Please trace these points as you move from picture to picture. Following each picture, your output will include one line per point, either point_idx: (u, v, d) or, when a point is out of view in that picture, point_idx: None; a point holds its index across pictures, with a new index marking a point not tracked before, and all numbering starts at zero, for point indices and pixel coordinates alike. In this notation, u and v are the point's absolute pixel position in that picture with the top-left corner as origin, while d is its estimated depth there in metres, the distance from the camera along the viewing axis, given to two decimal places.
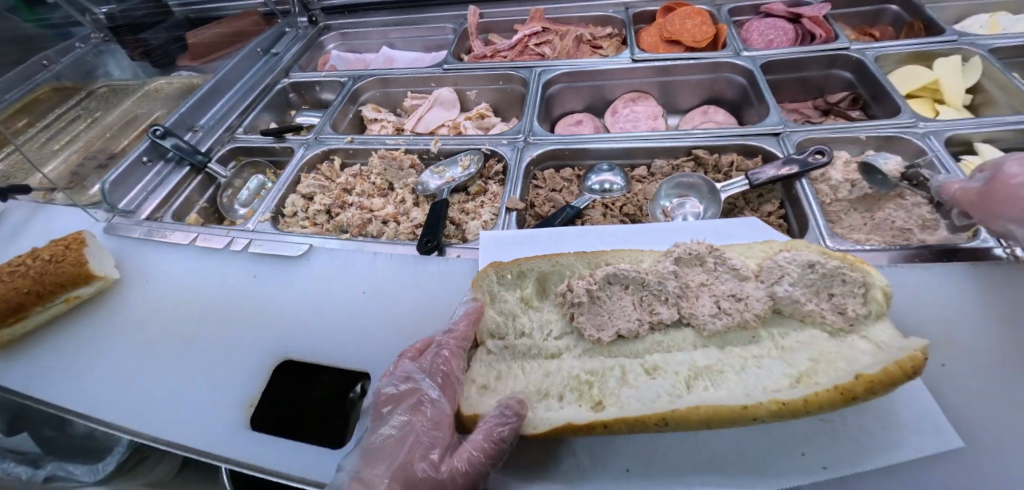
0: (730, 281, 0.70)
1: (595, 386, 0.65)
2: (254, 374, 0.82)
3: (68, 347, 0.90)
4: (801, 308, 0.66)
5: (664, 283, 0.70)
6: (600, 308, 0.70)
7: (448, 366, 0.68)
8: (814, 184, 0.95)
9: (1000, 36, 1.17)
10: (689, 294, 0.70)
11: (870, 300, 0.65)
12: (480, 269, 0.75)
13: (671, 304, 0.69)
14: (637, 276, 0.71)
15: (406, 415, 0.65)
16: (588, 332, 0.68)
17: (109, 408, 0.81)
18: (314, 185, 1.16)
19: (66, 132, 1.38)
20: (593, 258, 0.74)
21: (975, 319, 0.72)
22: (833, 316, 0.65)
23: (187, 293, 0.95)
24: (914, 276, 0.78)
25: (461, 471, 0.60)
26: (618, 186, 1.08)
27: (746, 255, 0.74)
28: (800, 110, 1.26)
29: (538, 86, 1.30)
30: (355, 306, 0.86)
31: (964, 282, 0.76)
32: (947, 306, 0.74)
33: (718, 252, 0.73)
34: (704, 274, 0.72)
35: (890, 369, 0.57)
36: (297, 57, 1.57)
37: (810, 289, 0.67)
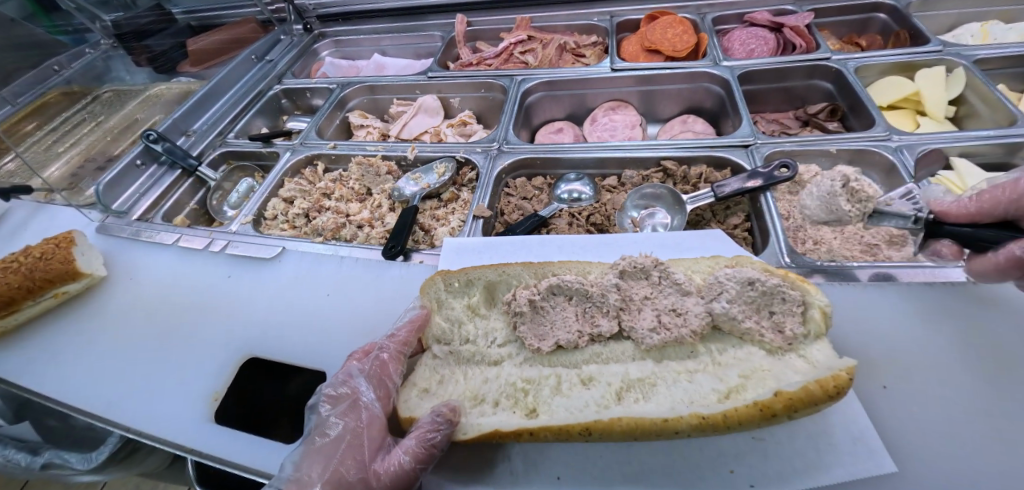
0: (672, 295, 0.71)
1: (530, 394, 0.67)
2: (219, 370, 0.85)
3: (54, 341, 0.95)
4: (738, 325, 0.66)
5: (606, 296, 0.71)
6: (542, 318, 0.71)
7: (386, 369, 0.71)
8: (777, 199, 0.95)
9: (986, 47, 1.15)
10: (631, 307, 0.71)
11: (809, 319, 0.65)
12: (429, 276, 0.78)
13: (612, 317, 0.70)
14: (580, 288, 0.72)
15: (341, 416, 0.66)
16: (528, 342, 0.70)
17: (86, 400, 0.86)
18: (295, 190, 1.19)
19: (71, 134, 1.45)
20: (541, 268, 0.76)
21: (915, 342, 0.72)
22: (772, 334, 0.66)
23: (166, 291, 0.99)
24: (859, 295, 0.79)
25: (391, 473, 0.62)
26: (587, 195, 1.09)
27: (692, 269, 0.75)
28: (780, 120, 1.25)
29: (517, 95, 1.32)
30: (318, 310, 0.89)
31: (909, 304, 0.77)
32: (888, 328, 0.75)
33: (663, 265, 0.73)
34: (648, 287, 0.72)
35: (812, 388, 0.58)
36: (290, 63, 1.62)
37: (750, 305, 0.67)
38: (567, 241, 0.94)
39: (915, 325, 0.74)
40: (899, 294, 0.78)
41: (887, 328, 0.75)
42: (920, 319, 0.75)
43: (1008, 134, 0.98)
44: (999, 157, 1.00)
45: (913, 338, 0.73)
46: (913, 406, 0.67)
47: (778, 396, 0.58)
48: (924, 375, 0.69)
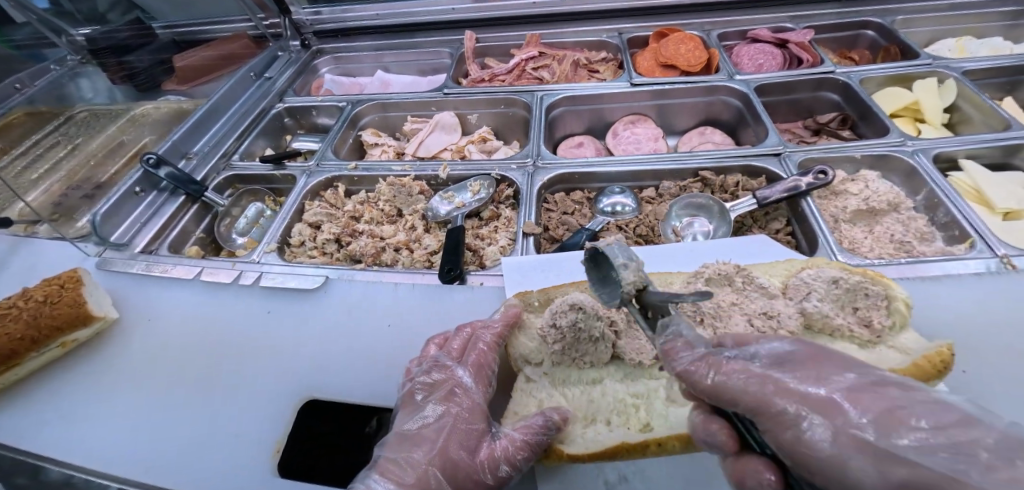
0: (760, 300, 0.72)
1: (642, 408, 0.65)
2: (276, 415, 0.78)
3: (64, 395, 0.83)
4: (832, 322, 0.68)
5: (698, 305, 0.71)
6: (638, 331, 0.69)
7: (484, 357, 0.68)
8: (819, 203, 0.98)
9: (969, 59, 1.26)
10: (724, 315, 0.71)
11: (893, 312, 0.68)
12: (510, 297, 0.75)
13: (707, 326, 0.70)
14: (670, 299, 0.72)
15: (441, 404, 0.65)
16: (629, 355, 0.67)
17: (117, 461, 0.75)
18: (321, 214, 1.13)
19: (43, 158, 1.28)
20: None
21: (974, 331, 0.77)
22: (861, 330, 0.67)
23: (194, 330, 0.90)
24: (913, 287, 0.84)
25: (498, 461, 0.61)
26: (630, 208, 1.09)
27: (770, 273, 0.76)
28: (791, 130, 1.32)
29: (540, 110, 1.32)
30: (379, 339, 0.84)
31: (958, 292, 0.82)
32: (945, 316, 0.80)
33: (745, 271, 0.74)
34: (734, 293, 0.73)
35: (920, 368, 0.61)
36: (290, 81, 1.54)
37: (839, 306, 0.69)
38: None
39: (968, 312, 0.80)
40: (947, 282, 0.84)
41: (943, 316, 0.80)
42: (971, 306, 0.80)
43: (1006, 137, 1.06)
44: (1000, 158, 1.08)
45: (969, 324, 0.79)
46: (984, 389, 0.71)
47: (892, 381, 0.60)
48: (985, 360, 0.75)
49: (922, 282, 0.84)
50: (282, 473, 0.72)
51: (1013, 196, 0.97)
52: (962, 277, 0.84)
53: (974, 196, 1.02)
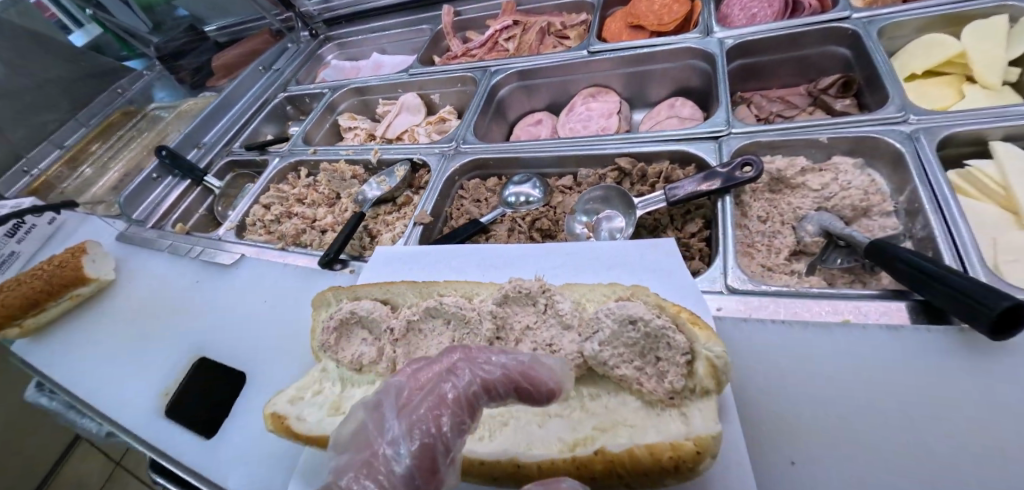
0: (553, 328, 0.62)
1: None
2: (172, 371, 0.95)
3: (70, 334, 1.13)
4: (611, 371, 0.56)
5: (480, 325, 0.64)
6: (417, 341, 0.67)
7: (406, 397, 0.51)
8: (734, 203, 0.80)
9: None
10: (508, 332, 0.64)
11: (696, 373, 0.53)
12: (320, 291, 0.76)
13: (484, 347, 0.64)
14: (458, 312, 0.65)
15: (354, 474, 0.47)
16: (396, 366, 0.66)
17: (79, 386, 1.01)
18: (273, 196, 1.27)
19: (124, 150, 1.71)
20: (425, 288, 0.71)
21: (866, 406, 0.55)
22: (650, 386, 0.54)
23: (154, 291, 1.13)
24: (799, 336, 0.62)
25: None
26: (535, 198, 1.01)
27: (586, 297, 0.65)
28: (786, 98, 1.03)
29: (485, 88, 1.25)
30: (255, 316, 0.94)
31: (864, 350, 0.59)
32: (824, 385, 0.58)
33: (551, 292, 0.64)
34: (534, 315, 0.64)
35: (638, 453, 0.50)
36: (296, 70, 1.69)
37: (628, 348, 0.55)
38: (491, 252, 0.88)
39: (864, 383, 0.57)
40: (855, 331, 0.60)
41: (823, 387, 0.58)
42: (875, 377, 0.57)
43: None
44: None
45: (857, 402, 0.56)
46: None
47: (602, 459, 0.51)
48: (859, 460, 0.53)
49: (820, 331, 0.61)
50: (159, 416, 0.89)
51: None
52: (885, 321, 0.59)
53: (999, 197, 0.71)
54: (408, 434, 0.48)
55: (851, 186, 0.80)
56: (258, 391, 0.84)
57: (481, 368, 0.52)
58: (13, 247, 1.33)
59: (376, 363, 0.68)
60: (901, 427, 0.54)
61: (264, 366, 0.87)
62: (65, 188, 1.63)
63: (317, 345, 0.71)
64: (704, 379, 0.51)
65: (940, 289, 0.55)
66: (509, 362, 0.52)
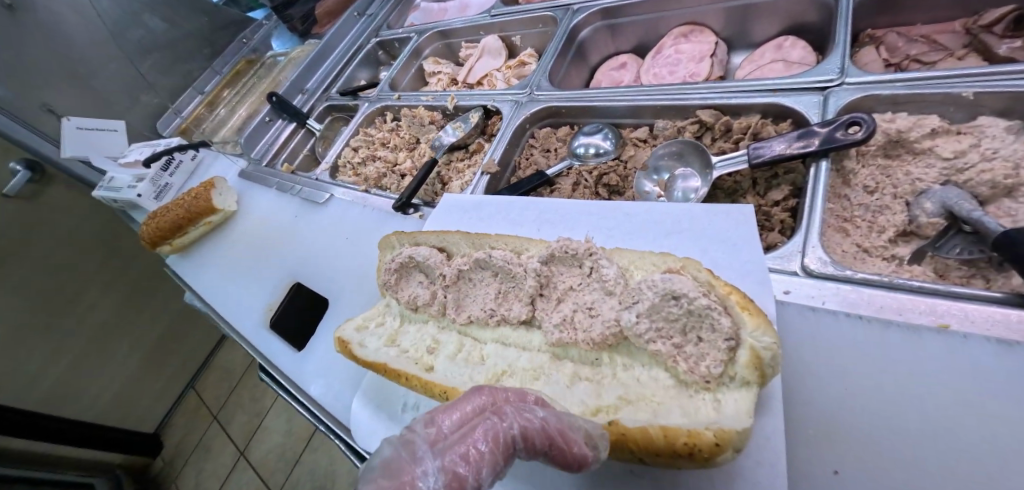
0: (596, 292, 0.62)
1: (434, 353, 0.70)
2: (275, 289, 1.12)
3: (202, 251, 1.36)
4: (646, 346, 0.55)
5: (524, 280, 0.66)
6: (467, 290, 0.71)
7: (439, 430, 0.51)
8: (832, 169, 0.69)
9: None
10: (551, 289, 0.66)
11: (736, 360, 0.50)
12: (387, 235, 0.83)
13: (526, 303, 0.66)
14: (505, 267, 0.68)
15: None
16: (447, 310, 0.71)
17: (209, 294, 1.23)
18: (361, 141, 1.36)
19: (247, 95, 1.93)
20: (478, 239, 0.73)
21: (945, 425, 0.48)
22: (686, 366, 0.52)
23: (264, 220, 1.31)
24: (877, 342, 0.54)
25: None
26: (604, 151, 0.97)
27: (636, 263, 0.63)
28: (932, 35, 0.83)
29: (564, 30, 1.17)
30: (341, 249, 1.07)
31: (959, 363, 0.50)
32: (897, 401, 0.51)
33: (598, 256, 0.63)
34: (578, 277, 0.64)
35: (652, 432, 0.51)
36: (388, 13, 1.75)
37: (666, 324, 0.54)
38: (551, 205, 0.87)
39: (955, 407, 0.49)
40: (955, 343, 0.51)
41: (894, 396, 0.51)
42: (966, 399, 0.49)
43: None
44: None
45: (937, 423, 0.48)
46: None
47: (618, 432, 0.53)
48: (921, 482, 0.47)
49: (907, 338, 0.52)
50: (265, 327, 1.07)
51: None
52: (998, 334, 0.50)
53: None
54: (444, 466, 0.47)
55: (996, 155, 0.64)
56: (341, 314, 0.97)
57: (524, 416, 0.51)
58: (166, 180, 1.62)
59: (431, 307, 0.73)
60: (989, 459, 0.46)
61: (346, 296, 0.99)
62: (205, 129, 1.92)
63: (382, 283, 0.79)
64: (739, 369, 0.50)
65: None
66: (548, 417, 0.51)
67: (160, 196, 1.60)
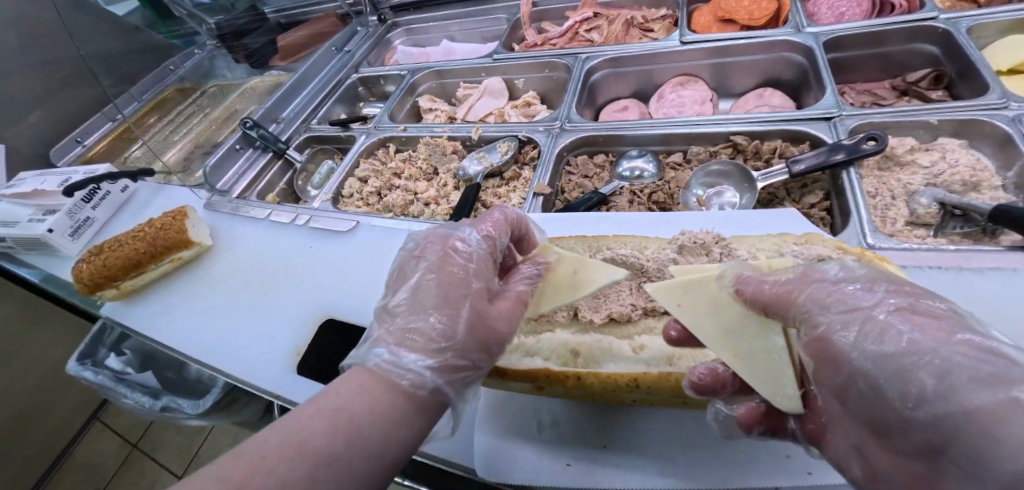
0: None
1: (581, 355, 0.72)
2: (302, 330, 1.01)
3: (171, 295, 1.18)
4: None
5: (662, 270, 0.73)
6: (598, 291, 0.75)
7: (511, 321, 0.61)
8: (861, 174, 0.88)
9: None
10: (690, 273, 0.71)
11: None
12: None
13: None
14: (637, 263, 0.74)
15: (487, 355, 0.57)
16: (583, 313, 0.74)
17: (194, 342, 1.06)
18: (369, 170, 1.31)
19: (185, 125, 1.71)
20: (596, 242, 0.81)
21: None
22: None
23: (261, 255, 1.18)
24: (952, 297, 0.71)
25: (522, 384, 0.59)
26: (649, 173, 1.07)
27: (756, 247, 0.74)
28: (872, 91, 1.15)
29: (580, 73, 1.30)
30: (390, 276, 1.02)
31: (1014, 291, 0.70)
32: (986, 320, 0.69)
33: (725, 242, 0.74)
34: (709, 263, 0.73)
35: None
36: (366, 53, 1.72)
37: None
38: (625, 217, 0.93)
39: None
40: (998, 278, 0.72)
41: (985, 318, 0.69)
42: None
43: None
44: None
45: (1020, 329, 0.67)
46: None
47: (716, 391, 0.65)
48: None
49: (971, 293, 0.71)
50: (296, 371, 0.95)
51: None
52: (1020, 273, 0.71)
53: None
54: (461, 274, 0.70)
55: (958, 162, 0.92)
56: None
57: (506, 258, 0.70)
58: (87, 213, 1.34)
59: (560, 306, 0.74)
60: None
61: None
62: (128, 159, 1.63)
63: None
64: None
65: None
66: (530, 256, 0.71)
67: (78, 232, 1.30)
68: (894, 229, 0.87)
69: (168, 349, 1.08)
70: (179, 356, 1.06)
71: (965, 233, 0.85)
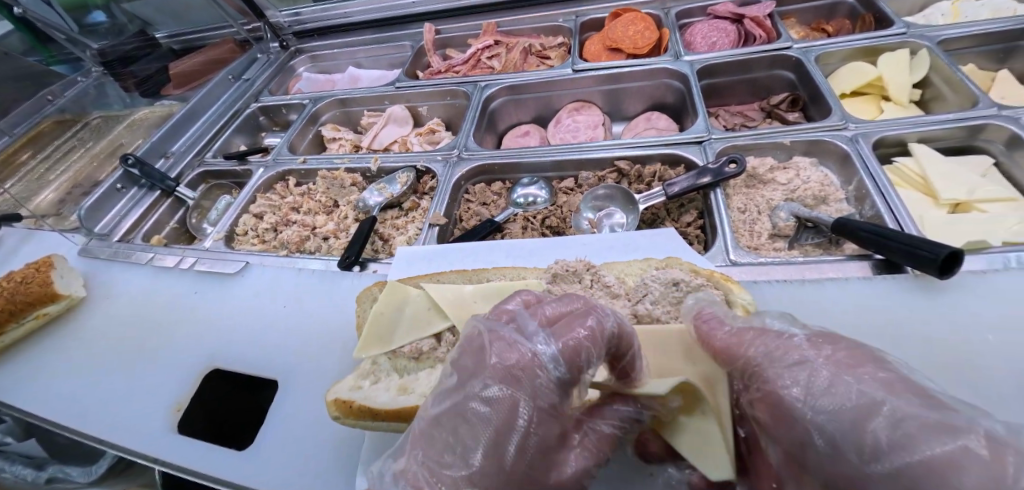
0: (603, 298, 0.74)
1: None
2: (183, 383, 0.93)
3: (37, 355, 1.07)
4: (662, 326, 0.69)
5: None
6: None
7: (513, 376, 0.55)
8: (725, 194, 0.96)
9: (947, 29, 1.21)
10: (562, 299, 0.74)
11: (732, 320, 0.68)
12: (365, 287, 0.85)
13: None
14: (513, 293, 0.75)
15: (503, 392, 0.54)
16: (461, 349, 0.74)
17: (59, 409, 0.95)
18: (265, 205, 1.25)
19: (62, 162, 1.56)
20: (478, 275, 0.82)
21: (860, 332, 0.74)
22: None
23: (142, 303, 1.09)
24: (800, 307, 0.78)
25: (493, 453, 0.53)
26: (542, 199, 1.11)
27: (624, 272, 0.78)
28: (744, 113, 1.25)
29: (479, 101, 1.33)
30: (279, 319, 0.97)
31: (855, 298, 0.78)
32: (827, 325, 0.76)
33: (595, 270, 0.76)
34: (581, 290, 0.75)
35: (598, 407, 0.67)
36: (266, 81, 1.67)
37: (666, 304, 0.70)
38: (514, 246, 0.94)
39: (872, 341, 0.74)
40: (842, 286, 0.79)
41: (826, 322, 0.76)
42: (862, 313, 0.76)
43: (968, 117, 1.02)
44: (961, 140, 1.03)
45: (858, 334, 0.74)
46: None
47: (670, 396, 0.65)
48: None
49: (814, 302, 0.78)
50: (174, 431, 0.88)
51: (961, 186, 0.92)
52: (858, 279, 0.79)
53: (921, 186, 0.96)
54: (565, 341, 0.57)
55: (811, 177, 1.01)
56: (294, 388, 0.87)
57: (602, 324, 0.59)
58: None
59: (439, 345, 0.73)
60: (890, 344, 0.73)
61: (297, 368, 0.90)
62: None
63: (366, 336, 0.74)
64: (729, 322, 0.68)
65: (890, 247, 0.76)
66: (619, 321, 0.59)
67: None
68: (758, 241, 0.94)
69: (29, 419, 0.97)
70: (41, 424, 0.96)
71: (817, 243, 0.94)
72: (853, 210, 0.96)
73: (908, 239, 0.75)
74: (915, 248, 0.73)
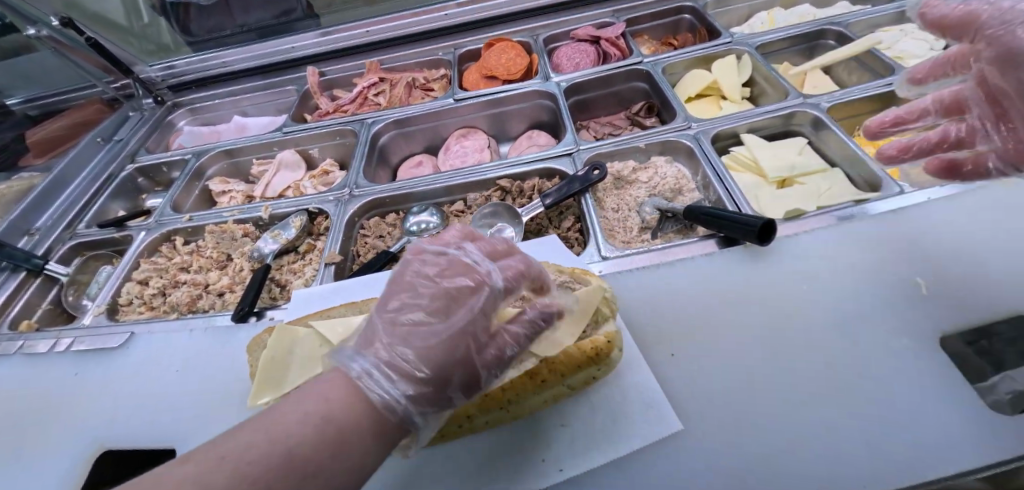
0: None
1: None
2: (69, 474, 0.87)
3: None
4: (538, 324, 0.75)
5: None
6: None
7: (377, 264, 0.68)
8: (593, 198, 1.06)
9: (765, 33, 1.41)
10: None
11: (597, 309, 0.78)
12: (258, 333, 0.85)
13: None
14: None
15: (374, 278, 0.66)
16: None
17: None
18: (150, 269, 1.19)
19: None
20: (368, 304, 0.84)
21: (711, 303, 0.85)
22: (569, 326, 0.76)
23: (10, 398, 0.99)
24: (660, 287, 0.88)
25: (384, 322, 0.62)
26: (434, 224, 1.15)
27: None
28: (613, 122, 1.39)
29: (366, 138, 1.36)
30: (173, 386, 0.93)
31: (704, 272, 0.89)
32: (684, 300, 0.86)
33: None
34: None
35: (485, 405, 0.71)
36: (143, 140, 1.59)
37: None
38: None
39: (719, 308, 0.84)
40: (691, 264, 0.91)
41: (683, 298, 0.87)
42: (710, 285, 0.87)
43: (782, 107, 1.19)
44: (781, 126, 1.22)
45: (707, 304, 0.85)
46: (745, 406, 0.73)
47: (543, 364, 0.74)
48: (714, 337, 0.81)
49: (669, 281, 0.89)
50: None
51: (782, 166, 1.08)
52: (703, 256, 0.92)
53: (753, 168, 1.11)
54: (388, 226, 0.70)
55: (667, 173, 1.15)
56: None
57: None
58: None
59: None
60: (734, 307, 0.84)
61: (196, 433, 0.87)
62: None
63: (259, 380, 0.74)
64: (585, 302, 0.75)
65: (727, 226, 0.88)
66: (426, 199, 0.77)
67: None
68: (626, 233, 1.05)
69: None
70: None
71: (678, 230, 1.04)
72: (704, 197, 1.10)
73: (736, 216, 0.88)
74: (729, 215, 0.88)
